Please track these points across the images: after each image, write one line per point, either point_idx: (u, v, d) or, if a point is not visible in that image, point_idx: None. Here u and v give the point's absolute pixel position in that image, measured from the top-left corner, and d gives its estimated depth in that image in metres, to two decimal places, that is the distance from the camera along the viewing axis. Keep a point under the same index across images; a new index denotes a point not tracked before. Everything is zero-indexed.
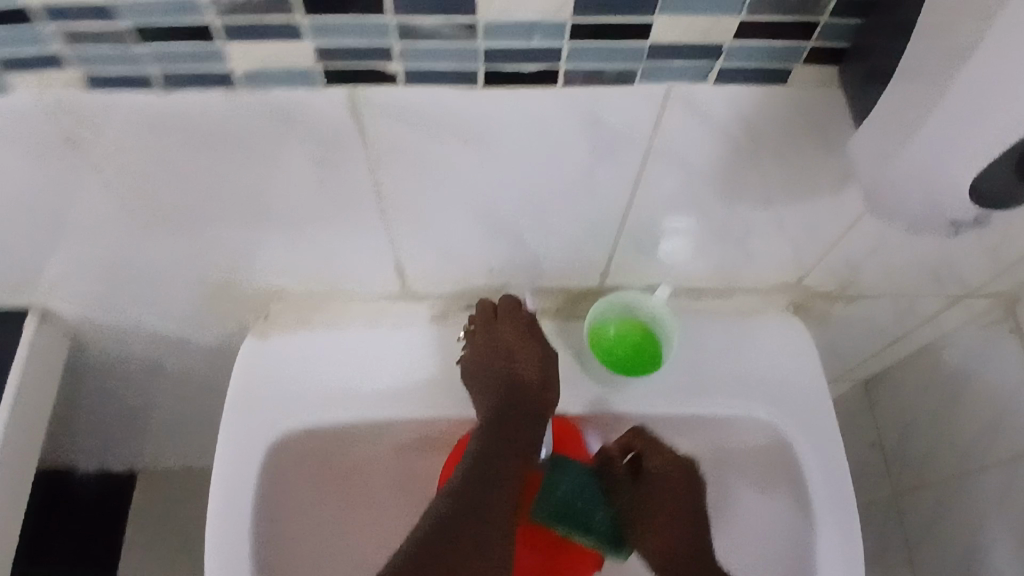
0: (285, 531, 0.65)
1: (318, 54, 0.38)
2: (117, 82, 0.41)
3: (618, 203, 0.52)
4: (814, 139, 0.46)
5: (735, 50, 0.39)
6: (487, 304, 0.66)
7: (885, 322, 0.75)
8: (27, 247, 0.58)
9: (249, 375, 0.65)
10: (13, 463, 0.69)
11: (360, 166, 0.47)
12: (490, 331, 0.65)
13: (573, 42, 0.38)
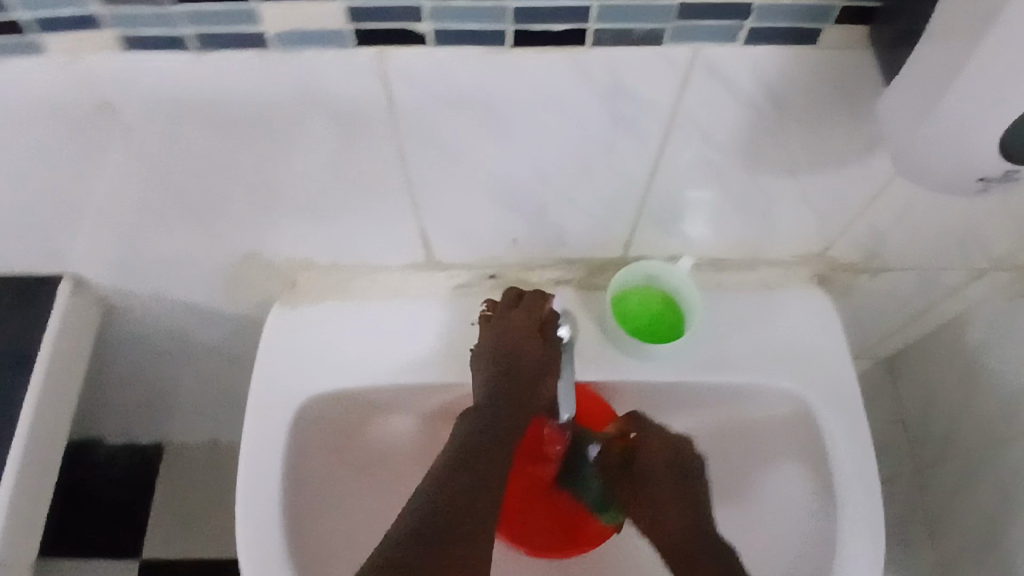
0: (311, 498, 0.65)
1: (349, 14, 0.39)
2: (152, 43, 0.42)
3: (642, 171, 0.52)
4: (842, 104, 0.46)
5: (765, 11, 0.39)
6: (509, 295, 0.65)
7: (909, 295, 0.74)
8: (62, 214, 0.60)
9: (275, 345, 0.66)
10: (47, 427, 0.71)
11: (385, 132, 0.48)
12: (503, 314, 0.64)
13: (601, 2, 0.38)
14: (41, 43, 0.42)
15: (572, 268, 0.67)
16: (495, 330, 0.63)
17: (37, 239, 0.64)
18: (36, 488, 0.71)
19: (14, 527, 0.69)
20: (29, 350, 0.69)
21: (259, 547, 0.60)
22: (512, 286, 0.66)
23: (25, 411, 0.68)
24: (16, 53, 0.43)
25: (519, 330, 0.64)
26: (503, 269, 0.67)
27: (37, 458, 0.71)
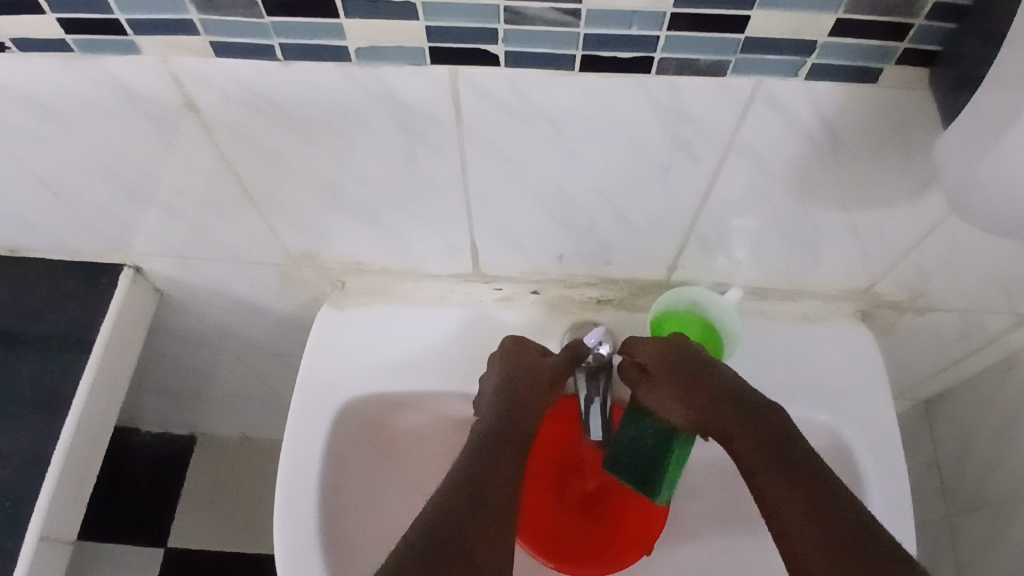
0: (348, 494, 0.66)
1: (427, 34, 0.41)
2: (241, 51, 0.44)
3: (694, 195, 0.53)
4: (897, 143, 0.47)
5: (828, 48, 0.40)
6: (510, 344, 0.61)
7: (952, 337, 0.73)
8: (133, 204, 0.63)
9: (322, 342, 0.68)
10: (101, 404, 0.73)
11: (447, 143, 0.50)
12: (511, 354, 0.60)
13: (669, 32, 0.40)
14: (136, 45, 0.45)
15: (614, 287, 0.68)
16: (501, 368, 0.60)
17: (107, 227, 0.67)
18: (85, 466, 0.72)
19: (64, 505, 0.69)
20: (88, 332, 0.72)
21: (295, 543, 0.61)
22: (510, 337, 0.63)
23: (82, 386, 0.70)
24: (111, 52, 0.46)
25: (528, 369, 0.59)
26: (548, 285, 0.69)
27: (88, 437, 0.72)
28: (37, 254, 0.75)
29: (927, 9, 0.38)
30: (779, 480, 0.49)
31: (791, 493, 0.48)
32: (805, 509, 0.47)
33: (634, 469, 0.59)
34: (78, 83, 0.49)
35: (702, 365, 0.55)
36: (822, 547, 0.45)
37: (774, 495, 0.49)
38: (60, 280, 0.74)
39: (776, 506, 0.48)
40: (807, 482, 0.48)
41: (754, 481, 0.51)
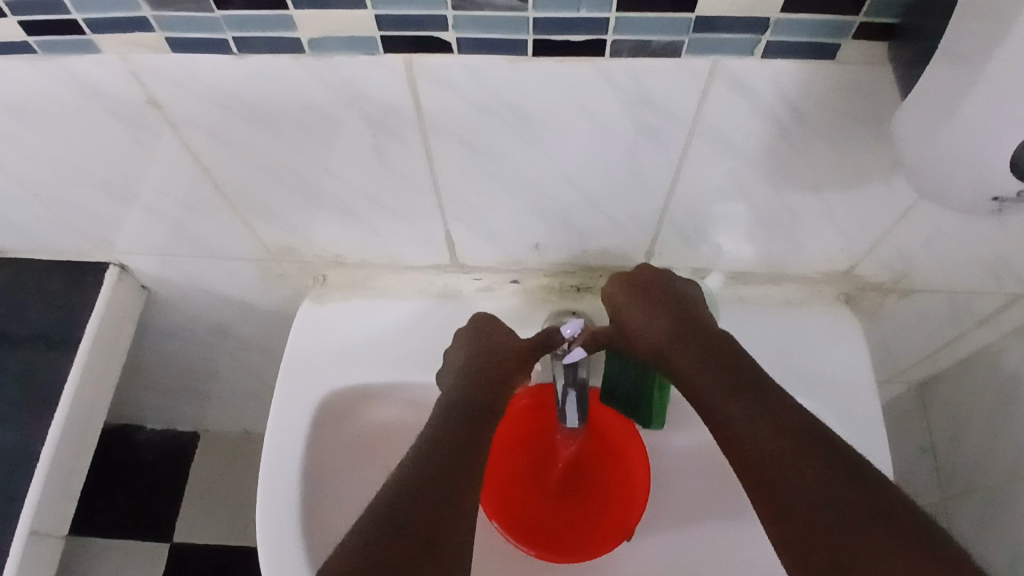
0: (330, 485, 0.67)
1: (378, 23, 0.41)
2: (196, 46, 0.44)
3: (663, 180, 0.53)
4: (863, 120, 0.46)
5: (782, 26, 0.40)
6: (478, 325, 0.63)
7: (941, 321, 0.72)
8: (109, 203, 0.63)
9: (302, 336, 0.68)
10: (90, 399, 0.74)
11: (410, 133, 0.50)
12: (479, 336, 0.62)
13: (619, 14, 0.40)
14: (94, 43, 0.45)
15: (593, 275, 0.68)
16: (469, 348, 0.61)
17: (88, 226, 0.68)
18: (74, 462, 0.73)
19: (53, 501, 0.70)
20: (74, 330, 0.73)
21: (279, 533, 0.61)
22: (483, 313, 0.65)
23: (68, 383, 0.71)
24: (70, 51, 0.46)
25: (493, 348, 0.61)
26: (529, 274, 0.68)
27: (76, 434, 0.73)
28: (23, 254, 0.75)
29: None
30: (735, 404, 0.50)
31: (745, 416, 0.49)
32: (764, 428, 0.48)
33: (625, 399, 0.64)
34: (42, 82, 0.49)
35: (671, 306, 0.58)
36: (782, 459, 0.47)
37: (731, 418, 0.50)
38: (46, 279, 0.75)
39: (734, 434, 0.49)
40: (761, 406, 0.50)
41: (708, 409, 0.52)
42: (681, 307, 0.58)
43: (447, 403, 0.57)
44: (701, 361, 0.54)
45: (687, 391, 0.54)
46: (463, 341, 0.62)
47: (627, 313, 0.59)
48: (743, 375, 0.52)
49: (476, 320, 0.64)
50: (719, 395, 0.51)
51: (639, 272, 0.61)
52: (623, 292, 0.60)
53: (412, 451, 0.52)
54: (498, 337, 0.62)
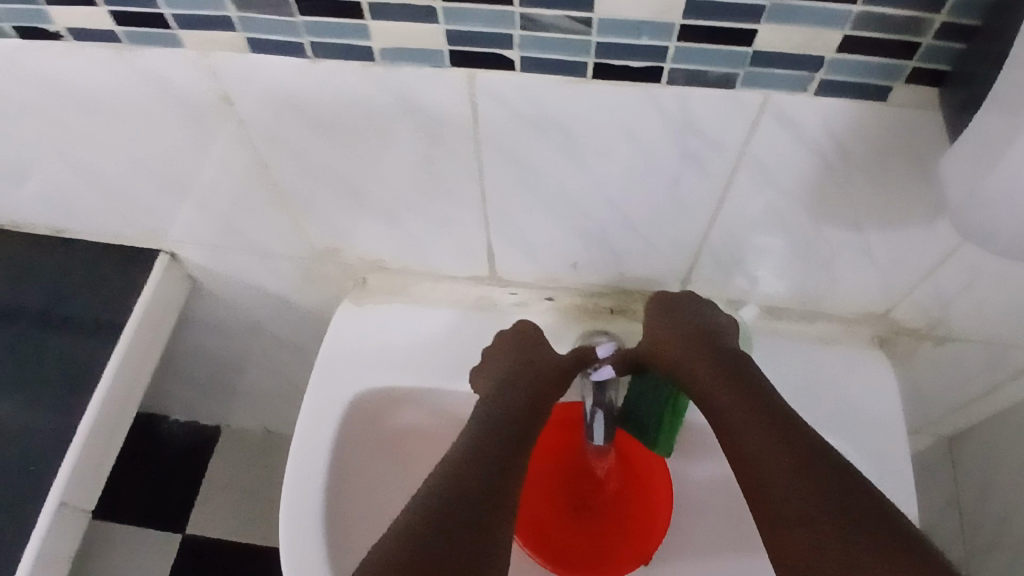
0: (353, 483, 0.68)
1: (447, 38, 0.43)
2: (274, 48, 0.47)
3: (705, 209, 0.54)
4: (909, 162, 0.47)
5: (835, 65, 0.41)
6: (516, 333, 0.65)
7: (975, 373, 0.71)
8: (168, 192, 0.66)
9: (338, 336, 0.70)
10: (130, 379, 0.76)
11: (465, 146, 0.51)
12: (513, 346, 0.63)
13: (678, 43, 0.41)
14: (178, 39, 0.48)
15: (627, 299, 0.69)
16: (507, 355, 0.63)
17: (145, 214, 0.71)
18: (109, 439, 0.75)
19: (87, 476, 0.72)
20: (122, 312, 0.75)
21: (301, 524, 0.62)
22: (524, 321, 0.66)
23: (112, 359, 0.74)
24: (155, 45, 0.49)
25: (530, 357, 0.62)
26: (564, 292, 0.69)
27: (113, 412, 0.75)
28: (80, 236, 0.79)
29: (934, 29, 0.39)
30: (749, 414, 0.51)
31: (758, 425, 0.50)
32: (776, 437, 0.49)
33: (639, 422, 0.64)
34: (123, 74, 0.52)
35: (696, 321, 0.59)
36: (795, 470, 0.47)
37: (744, 428, 0.51)
38: (99, 262, 0.78)
39: (747, 442, 0.50)
40: (774, 416, 0.51)
41: (721, 418, 0.53)
42: (714, 339, 0.58)
43: (488, 413, 0.57)
44: (733, 390, 0.53)
45: (706, 405, 0.54)
46: (501, 348, 0.64)
47: (663, 332, 0.59)
48: (760, 389, 0.53)
49: (514, 328, 0.65)
50: (747, 424, 0.51)
51: (677, 296, 0.61)
52: (657, 310, 0.61)
53: (449, 454, 0.53)
54: (532, 346, 0.63)
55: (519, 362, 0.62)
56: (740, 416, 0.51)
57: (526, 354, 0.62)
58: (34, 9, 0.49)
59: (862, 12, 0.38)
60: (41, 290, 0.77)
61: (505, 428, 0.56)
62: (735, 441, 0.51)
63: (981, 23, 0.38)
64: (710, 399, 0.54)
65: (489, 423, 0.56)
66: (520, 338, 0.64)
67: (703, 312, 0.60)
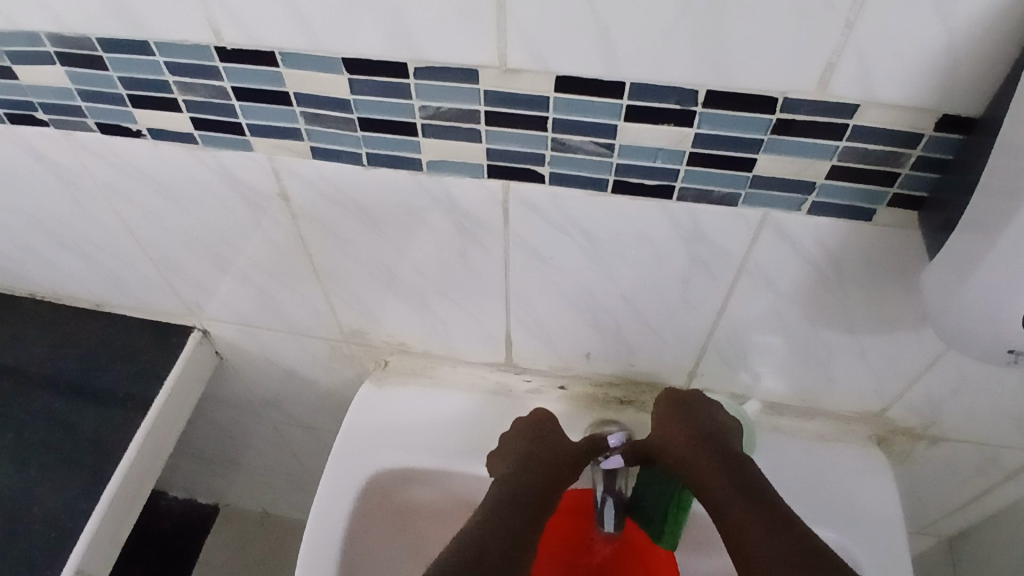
0: (362, 560, 0.69)
1: (486, 153, 0.50)
2: (333, 154, 0.54)
3: (712, 308, 0.59)
4: (894, 274, 0.52)
5: (826, 189, 0.47)
6: (535, 415, 0.68)
7: (969, 474, 0.73)
8: (212, 273, 0.72)
9: (358, 416, 0.73)
10: (154, 448, 0.79)
11: (494, 244, 0.57)
12: (532, 426, 0.67)
13: (688, 167, 0.47)
14: (249, 143, 0.55)
15: (636, 389, 0.72)
16: (526, 434, 0.66)
17: (187, 292, 0.76)
18: (128, 508, 0.76)
19: (104, 547, 0.73)
20: (153, 385, 0.79)
21: None
22: (542, 408, 0.70)
23: (138, 433, 0.76)
24: (227, 146, 0.56)
25: (547, 438, 0.65)
26: (576, 381, 0.73)
27: (136, 480, 0.77)
28: (120, 310, 0.84)
29: (910, 161, 0.45)
30: (746, 507, 0.52)
31: (754, 518, 0.51)
32: (772, 531, 0.50)
33: (648, 512, 0.65)
34: (193, 169, 0.59)
35: (704, 418, 0.62)
36: (789, 562, 0.47)
37: (741, 520, 0.52)
38: (135, 335, 0.83)
39: (744, 534, 0.51)
40: (771, 511, 0.52)
41: (721, 512, 0.54)
42: (719, 436, 0.60)
43: (506, 489, 0.60)
44: (739, 493, 0.54)
45: (708, 499, 0.56)
46: (520, 427, 0.67)
47: (673, 429, 0.61)
48: (759, 485, 0.55)
49: (532, 411, 0.69)
50: (749, 523, 0.51)
51: (683, 392, 0.65)
52: (669, 408, 0.63)
53: (468, 523, 0.56)
54: (550, 427, 0.67)
55: (536, 441, 0.65)
56: (738, 510, 0.52)
57: (543, 434, 0.66)
58: (123, 111, 0.56)
59: (847, 147, 0.44)
60: (78, 359, 0.81)
61: (523, 501, 0.59)
62: (734, 535, 0.51)
63: (951, 158, 0.44)
64: (711, 493, 0.56)
65: (506, 496, 0.59)
66: (538, 419, 0.67)
67: (712, 410, 0.63)
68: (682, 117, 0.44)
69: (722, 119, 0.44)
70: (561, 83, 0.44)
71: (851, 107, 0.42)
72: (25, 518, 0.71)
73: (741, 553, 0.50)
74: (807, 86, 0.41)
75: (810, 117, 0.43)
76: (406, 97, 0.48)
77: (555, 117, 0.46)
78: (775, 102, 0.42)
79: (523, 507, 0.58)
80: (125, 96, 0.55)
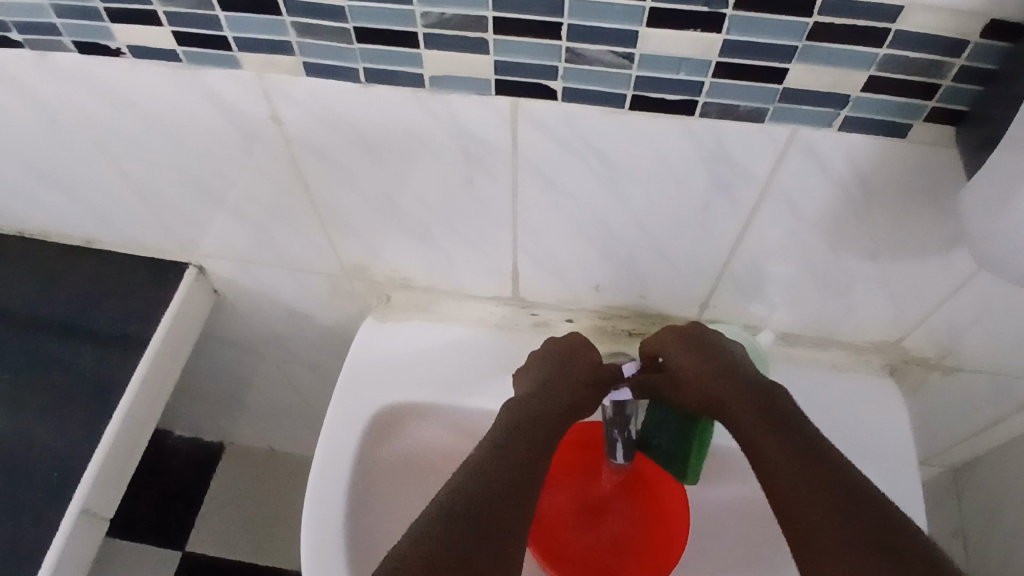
0: (371, 493, 0.69)
1: (494, 67, 0.46)
2: (328, 71, 0.50)
3: (729, 235, 0.56)
4: (924, 196, 0.49)
5: (860, 103, 0.44)
6: (564, 343, 0.65)
7: (982, 403, 0.72)
8: (205, 206, 0.69)
9: (363, 350, 0.72)
10: (155, 387, 0.77)
11: (501, 168, 0.54)
12: (558, 357, 0.64)
13: (714, 79, 0.44)
14: (237, 61, 0.51)
15: (646, 321, 0.71)
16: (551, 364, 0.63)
17: (181, 227, 0.73)
18: (133, 446, 0.76)
19: (110, 485, 0.73)
20: (150, 323, 0.77)
21: (320, 528, 0.64)
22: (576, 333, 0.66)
23: (138, 371, 0.75)
24: (213, 65, 0.52)
25: (570, 371, 0.62)
26: (584, 313, 0.71)
27: (138, 418, 0.76)
28: (113, 247, 0.81)
29: (954, 71, 0.41)
30: (771, 441, 0.52)
31: (781, 453, 0.51)
32: (797, 464, 0.50)
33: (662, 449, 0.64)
34: (179, 92, 0.55)
35: (718, 352, 0.60)
36: (815, 494, 0.47)
37: (768, 457, 0.51)
38: (130, 272, 0.80)
39: (771, 469, 0.51)
40: (797, 442, 0.51)
41: (749, 449, 0.54)
42: (738, 370, 0.59)
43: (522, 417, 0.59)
44: (764, 428, 0.53)
45: (735, 434, 0.56)
46: (544, 355, 0.65)
47: (689, 367, 0.60)
48: (782, 417, 0.54)
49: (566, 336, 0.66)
50: (777, 459, 0.51)
51: (697, 329, 0.63)
52: (684, 342, 0.62)
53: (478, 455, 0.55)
54: (575, 361, 0.63)
55: (558, 373, 0.62)
56: (764, 446, 0.52)
57: (568, 368, 0.62)
58: (100, 28, 0.52)
59: (888, 54, 0.41)
60: (72, 297, 0.79)
61: (531, 434, 0.58)
62: (762, 470, 0.51)
63: (998, 67, 0.40)
64: (737, 430, 0.55)
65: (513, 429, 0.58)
66: (566, 350, 0.64)
67: (726, 345, 0.61)
68: (709, 22, 0.41)
69: (753, 23, 0.40)
70: None
71: (895, 9, 0.38)
72: (29, 456, 0.71)
73: (769, 489, 0.50)
74: None
75: (849, 21, 0.39)
76: (405, 4, 0.44)
77: (570, 24, 0.42)
78: (812, 3, 0.39)
79: (530, 439, 0.57)
80: (101, 11, 0.50)
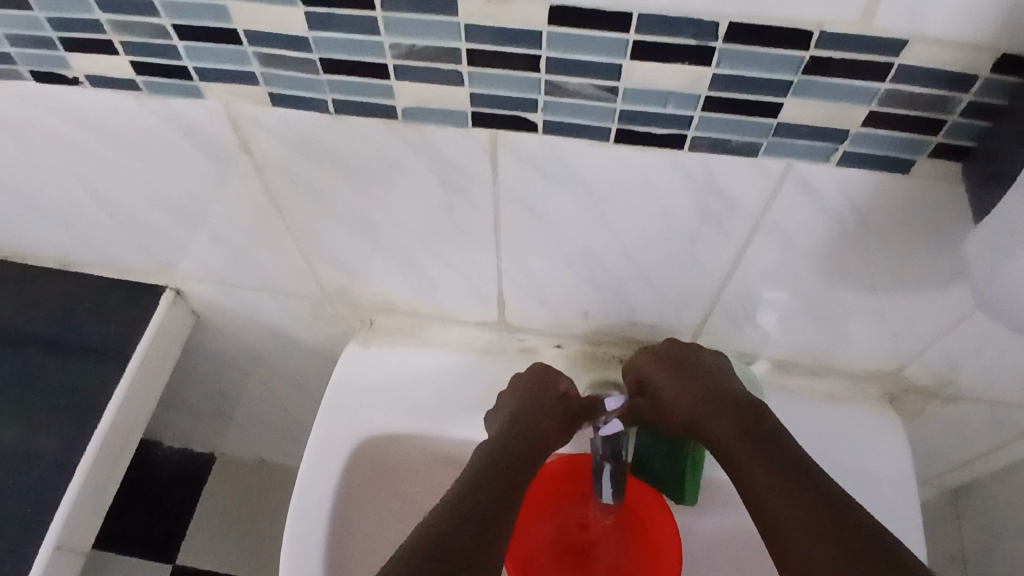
0: (355, 525, 0.66)
1: (470, 99, 0.44)
2: (296, 101, 0.47)
3: (721, 266, 0.54)
4: (927, 231, 0.47)
5: (860, 137, 0.41)
6: (537, 369, 0.63)
7: (985, 431, 0.70)
8: (179, 231, 0.66)
9: (345, 376, 0.69)
10: (132, 413, 0.75)
11: (482, 198, 0.51)
12: (532, 387, 0.62)
13: (704, 112, 0.41)
14: (200, 89, 0.48)
15: (637, 348, 0.68)
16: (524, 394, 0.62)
17: (154, 251, 0.71)
18: (109, 475, 0.73)
19: (83, 517, 0.71)
20: (124, 348, 0.74)
21: (300, 565, 0.61)
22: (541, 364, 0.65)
23: (114, 399, 0.72)
24: (176, 93, 0.49)
25: (542, 401, 0.61)
26: (573, 340, 0.69)
27: (115, 447, 0.73)
28: (87, 269, 0.78)
29: (960, 107, 0.39)
30: (761, 466, 0.52)
31: (771, 479, 0.51)
32: (788, 490, 0.50)
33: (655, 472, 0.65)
34: (143, 118, 0.52)
35: (703, 370, 0.59)
36: (807, 522, 0.47)
37: (758, 482, 0.51)
38: (104, 296, 0.77)
39: (761, 495, 0.50)
40: (787, 467, 0.51)
41: (738, 473, 0.53)
42: (725, 389, 0.58)
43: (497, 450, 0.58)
44: (754, 452, 0.53)
45: (723, 458, 0.55)
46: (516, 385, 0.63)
47: (675, 389, 0.59)
48: (771, 438, 0.54)
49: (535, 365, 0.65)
50: (767, 485, 0.50)
51: (681, 347, 0.62)
52: (670, 362, 0.61)
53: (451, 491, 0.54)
54: (548, 390, 0.62)
55: (531, 404, 0.61)
56: (753, 470, 0.52)
57: (541, 399, 0.61)
58: (55, 54, 0.49)
59: (890, 90, 0.38)
60: (43, 322, 0.76)
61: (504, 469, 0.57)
62: (751, 495, 0.51)
63: (1008, 104, 0.38)
64: (725, 453, 0.55)
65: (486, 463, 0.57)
66: (539, 380, 0.63)
67: (711, 362, 0.60)
68: (698, 55, 0.38)
69: (745, 56, 0.38)
70: (555, 16, 0.37)
71: (897, 43, 0.36)
72: None
73: (759, 515, 0.50)
74: (846, 17, 0.35)
75: (847, 55, 0.37)
76: (374, 34, 0.41)
77: (549, 56, 0.40)
78: (808, 37, 0.36)
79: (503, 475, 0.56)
80: (55, 37, 0.47)
